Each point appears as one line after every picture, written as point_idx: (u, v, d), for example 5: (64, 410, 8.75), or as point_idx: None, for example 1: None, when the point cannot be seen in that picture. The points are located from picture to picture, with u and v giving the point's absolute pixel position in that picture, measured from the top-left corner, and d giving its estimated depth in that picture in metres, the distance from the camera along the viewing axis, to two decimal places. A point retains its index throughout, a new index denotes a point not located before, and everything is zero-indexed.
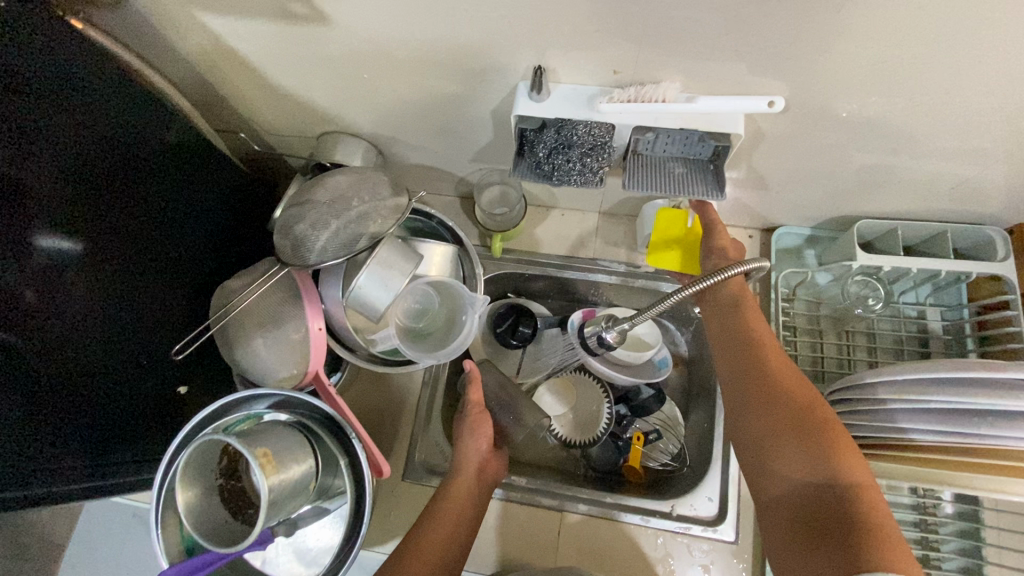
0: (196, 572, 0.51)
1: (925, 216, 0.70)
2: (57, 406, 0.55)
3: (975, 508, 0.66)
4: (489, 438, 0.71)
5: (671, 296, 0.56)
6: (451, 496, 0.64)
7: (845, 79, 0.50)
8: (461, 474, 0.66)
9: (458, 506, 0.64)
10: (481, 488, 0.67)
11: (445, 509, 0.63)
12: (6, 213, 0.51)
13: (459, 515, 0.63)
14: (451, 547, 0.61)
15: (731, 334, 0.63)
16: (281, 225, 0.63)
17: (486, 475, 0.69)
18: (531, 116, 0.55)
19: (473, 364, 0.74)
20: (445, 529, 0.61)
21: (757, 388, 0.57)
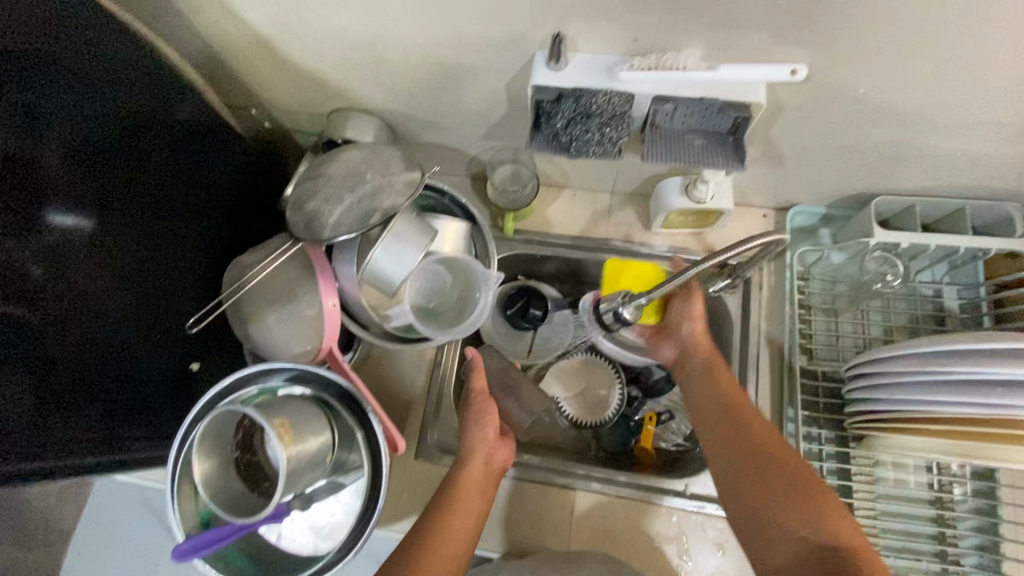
0: (213, 544, 0.50)
1: (943, 191, 0.69)
2: (72, 380, 0.54)
3: (992, 485, 0.65)
4: (495, 427, 0.68)
5: (688, 269, 0.58)
6: (457, 493, 0.63)
7: (872, 46, 0.49)
8: (467, 469, 0.65)
9: (465, 503, 0.62)
10: (489, 481, 0.65)
11: (452, 506, 0.62)
12: (25, 185, 0.49)
13: (467, 512, 0.62)
14: (460, 545, 0.60)
15: (710, 395, 0.68)
16: (294, 201, 0.62)
17: (494, 466, 0.67)
18: (548, 86, 0.54)
19: (474, 350, 0.73)
20: (452, 526, 0.60)
21: (740, 448, 0.61)
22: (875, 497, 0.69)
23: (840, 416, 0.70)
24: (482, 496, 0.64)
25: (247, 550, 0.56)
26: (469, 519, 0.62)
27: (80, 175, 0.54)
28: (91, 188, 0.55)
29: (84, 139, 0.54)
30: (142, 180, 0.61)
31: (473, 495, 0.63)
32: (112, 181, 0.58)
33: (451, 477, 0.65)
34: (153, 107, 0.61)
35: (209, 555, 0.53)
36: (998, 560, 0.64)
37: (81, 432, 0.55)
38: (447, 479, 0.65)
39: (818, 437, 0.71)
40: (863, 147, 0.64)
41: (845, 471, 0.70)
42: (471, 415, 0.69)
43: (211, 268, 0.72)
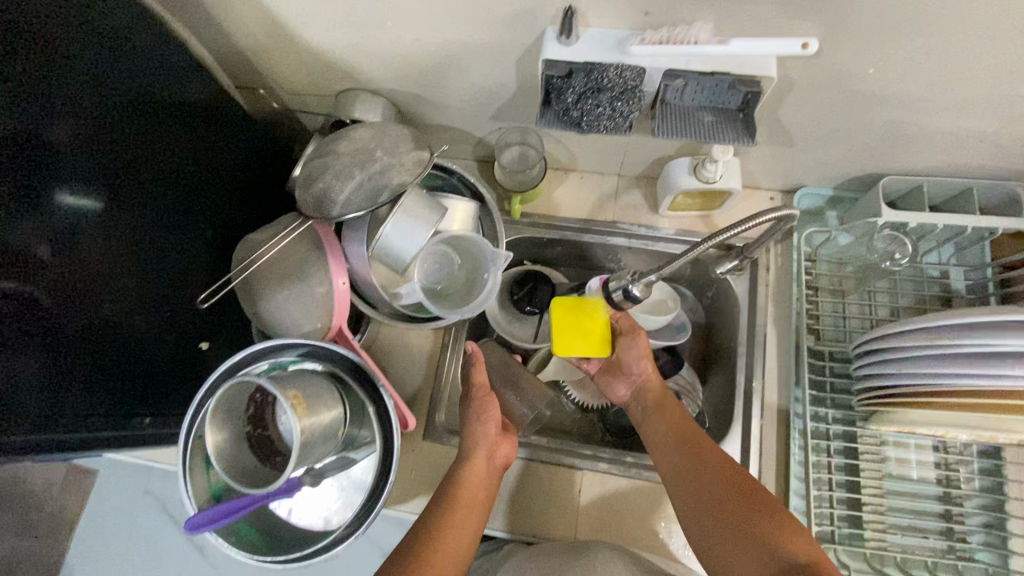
0: (219, 520, 0.50)
1: (952, 171, 0.69)
2: (85, 356, 0.54)
3: (999, 463, 0.66)
4: (497, 421, 0.67)
5: (689, 249, 0.62)
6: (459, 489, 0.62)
7: (883, 20, 0.49)
8: (469, 465, 0.64)
9: (468, 499, 0.61)
10: (491, 477, 0.64)
11: (454, 503, 0.60)
12: (30, 166, 0.48)
13: (469, 508, 0.61)
14: (463, 542, 0.58)
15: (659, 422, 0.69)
16: (304, 179, 0.62)
17: (496, 462, 0.66)
18: (559, 62, 0.55)
19: (473, 346, 0.72)
20: (456, 522, 0.59)
21: (696, 480, 0.60)
22: (881, 476, 0.69)
23: (847, 396, 0.71)
24: (484, 492, 0.63)
25: (259, 525, 0.56)
26: (472, 516, 0.60)
27: (89, 155, 0.54)
28: (100, 169, 0.55)
29: (93, 120, 0.54)
30: (151, 162, 0.61)
31: (476, 492, 0.62)
32: (114, 167, 0.57)
33: (452, 474, 0.63)
34: (161, 89, 0.61)
35: (221, 528, 0.53)
36: (1005, 538, 0.64)
37: (96, 406, 0.56)
38: (448, 476, 0.64)
39: (825, 416, 0.71)
40: (871, 127, 0.64)
41: (852, 451, 0.70)
42: (471, 411, 0.68)
43: (220, 249, 0.73)
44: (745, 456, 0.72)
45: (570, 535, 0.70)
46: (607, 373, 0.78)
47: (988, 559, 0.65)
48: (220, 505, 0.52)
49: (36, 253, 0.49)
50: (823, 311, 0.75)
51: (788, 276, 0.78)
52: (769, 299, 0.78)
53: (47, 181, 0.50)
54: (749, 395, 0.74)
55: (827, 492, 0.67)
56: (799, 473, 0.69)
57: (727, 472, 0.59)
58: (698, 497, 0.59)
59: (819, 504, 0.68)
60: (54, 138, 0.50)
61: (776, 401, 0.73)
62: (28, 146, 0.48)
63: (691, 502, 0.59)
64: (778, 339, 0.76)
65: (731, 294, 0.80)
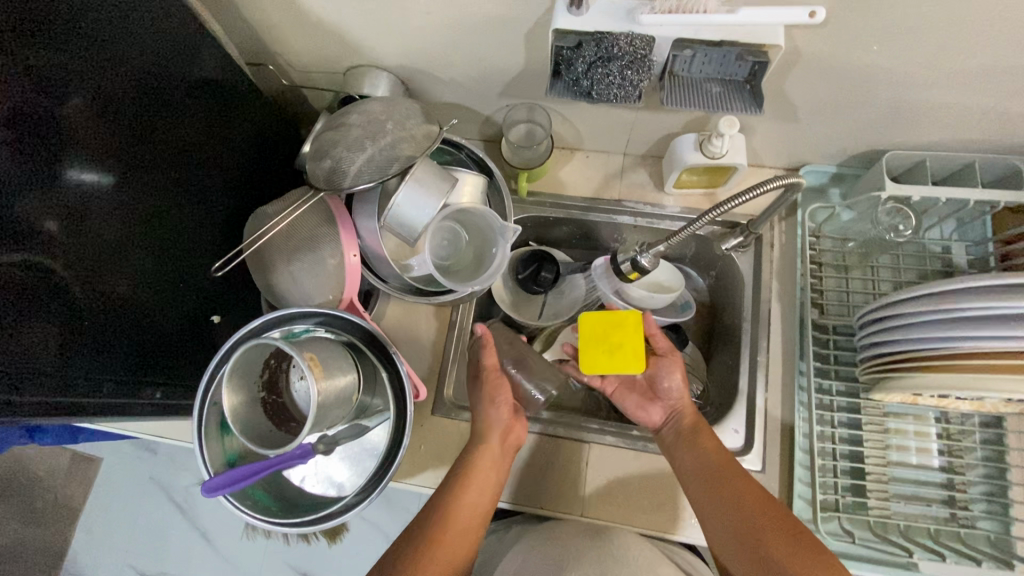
0: (232, 485, 0.51)
1: (955, 145, 0.70)
2: (100, 326, 0.55)
3: (1001, 432, 0.66)
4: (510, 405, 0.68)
5: (705, 215, 0.62)
6: (468, 484, 0.62)
7: None
8: (479, 458, 0.64)
9: (476, 496, 0.62)
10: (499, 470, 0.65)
11: (462, 499, 0.62)
12: (43, 142, 0.49)
13: (477, 506, 0.62)
14: (470, 536, 0.61)
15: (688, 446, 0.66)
16: (315, 152, 0.63)
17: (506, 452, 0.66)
18: (569, 34, 0.56)
19: (484, 328, 0.69)
20: (462, 521, 0.61)
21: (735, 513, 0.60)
22: (885, 446, 0.70)
23: (851, 369, 0.71)
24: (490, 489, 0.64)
25: (271, 490, 0.57)
26: (477, 515, 0.62)
27: (101, 133, 0.54)
28: (110, 145, 0.55)
29: (105, 96, 0.54)
30: (161, 141, 0.61)
31: (484, 491, 0.63)
32: (129, 146, 0.57)
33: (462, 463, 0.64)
34: (175, 66, 0.61)
35: (236, 492, 0.54)
36: (1007, 505, 0.65)
37: (113, 373, 0.56)
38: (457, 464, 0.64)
39: (829, 389, 0.71)
40: (875, 102, 0.65)
41: (856, 422, 0.71)
42: (482, 398, 0.68)
43: (229, 222, 0.73)
44: (749, 427, 0.73)
45: (576, 512, 0.70)
46: (640, 395, 0.75)
47: (990, 527, 0.65)
48: (231, 471, 0.52)
49: (45, 227, 0.49)
50: (827, 286, 0.76)
51: (791, 253, 0.79)
52: (773, 275, 0.78)
53: (58, 158, 0.50)
54: (754, 370, 0.74)
55: (831, 462, 0.67)
56: (804, 445, 0.69)
57: (762, 504, 0.60)
58: (733, 528, 0.60)
59: (824, 474, 0.69)
60: (64, 114, 0.50)
61: (780, 375, 0.74)
62: (34, 120, 0.48)
63: (732, 533, 0.60)
64: (782, 315, 0.77)
65: (735, 271, 0.81)
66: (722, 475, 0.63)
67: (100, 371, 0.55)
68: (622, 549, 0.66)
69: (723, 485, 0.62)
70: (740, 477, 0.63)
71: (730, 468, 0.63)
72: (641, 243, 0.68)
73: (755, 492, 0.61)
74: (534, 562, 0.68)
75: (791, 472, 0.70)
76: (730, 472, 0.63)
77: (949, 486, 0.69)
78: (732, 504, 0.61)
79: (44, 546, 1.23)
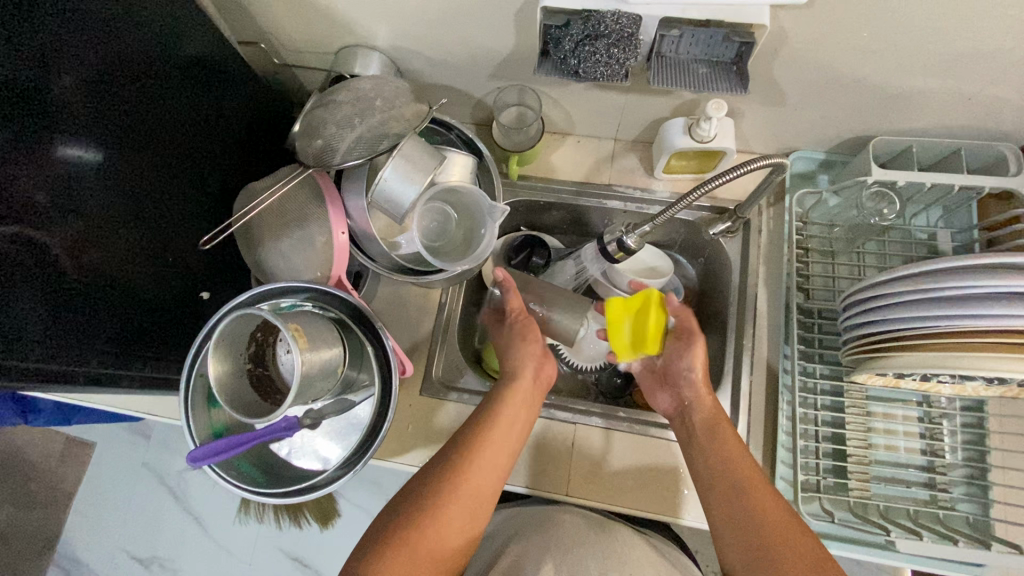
0: (219, 454, 0.52)
1: (941, 131, 0.70)
2: (90, 299, 0.55)
3: (981, 415, 0.67)
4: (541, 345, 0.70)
5: (706, 184, 0.62)
6: (492, 426, 0.61)
7: None
8: (489, 440, 0.60)
9: (473, 484, 0.58)
10: (507, 462, 0.61)
11: (460, 484, 0.57)
12: (33, 115, 0.49)
13: (476, 495, 0.58)
14: (498, 472, 0.60)
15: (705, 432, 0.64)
16: (304, 129, 0.63)
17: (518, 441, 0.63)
18: (559, 12, 0.58)
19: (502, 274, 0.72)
20: (457, 508, 0.56)
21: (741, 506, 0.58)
22: (868, 430, 0.71)
23: (836, 352, 0.72)
24: (490, 480, 0.59)
25: (257, 462, 0.58)
26: (475, 507, 0.57)
27: (90, 106, 0.54)
28: (100, 120, 0.55)
29: (95, 71, 0.54)
30: (152, 117, 0.61)
31: (484, 481, 0.58)
32: (120, 123, 0.57)
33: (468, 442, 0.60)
34: (167, 42, 0.61)
35: (222, 462, 0.55)
36: (986, 487, 0.66)
37: (103, 344, 0.57)
38: (462, 441, 0.60)
39: (813, 372, 0.72)
40: (862, 88, 0.65)
41: (839, 405, 0.72)
42: (515, 347, 0.70)
43: (219, 199, 0.73)
44: (733, 409, 0.73)
45: (560, 491, 0.70)
46: (655, 379, 0.74)
47: (969, 509, 0.67)
48: (220, 441, 0.53)
49: (32, 198, 0.49)
50: (813, 271, 0.77)
51: (779, 239, 0.80)
52: (760, 260, 0.79)
53: (48, 131, 0.50)
54: (740, 354, 0.75)
55: (814, 443, 0.68)
56: (787, 428, 0.70)
57: (769, 503, 0.58)
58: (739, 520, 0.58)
59: (806, 456, 0.69)
60: (52, 87, 0.50)
61: (765, 358, 0.75)
62: (22, 93, 0.47)
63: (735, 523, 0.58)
64: (769, 299, 0.77)
65: (724, 256, 0.82)
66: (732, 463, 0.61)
67: (89, 343, 0.55)
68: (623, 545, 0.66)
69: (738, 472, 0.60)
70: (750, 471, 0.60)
71: (743, 461, 0.61)
72: (626, 224, 0.69)
73: (763, 487, 0.59)
74: (518, 540, 0.68)
75: (773, 453, 0.71)
76: (743, 466, 0.60)
77: (930, 469, 0.69)
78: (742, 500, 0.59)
79: (34, 525, 1.23)
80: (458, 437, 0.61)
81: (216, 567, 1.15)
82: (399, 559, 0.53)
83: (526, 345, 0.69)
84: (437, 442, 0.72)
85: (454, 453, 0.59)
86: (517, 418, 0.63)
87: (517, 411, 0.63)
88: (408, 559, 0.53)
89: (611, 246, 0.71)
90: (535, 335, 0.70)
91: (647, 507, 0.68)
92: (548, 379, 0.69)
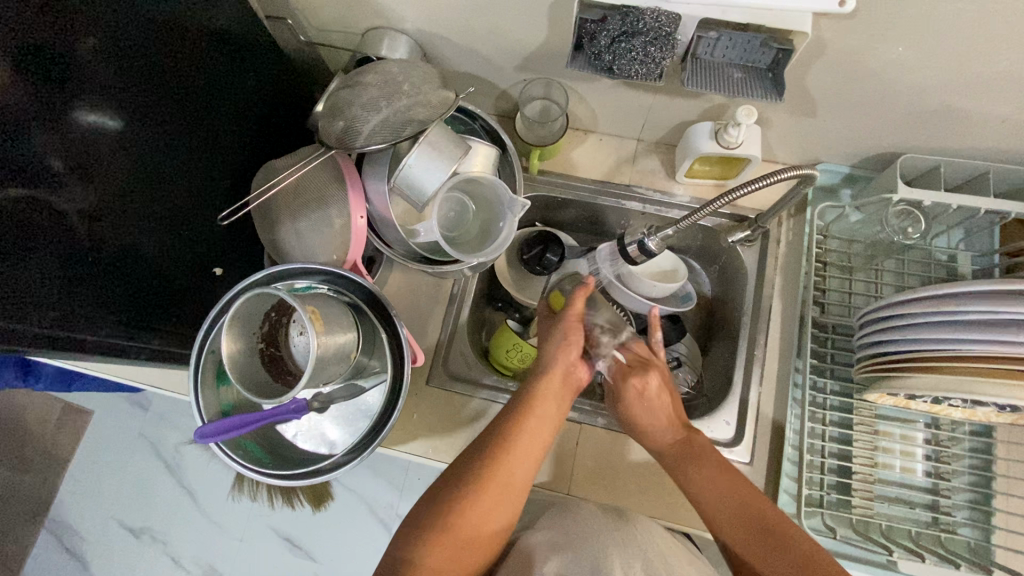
0: (229, 432, 0.52)
1: (970, 153, 0.69)
2: (99, 268, 0.54)
3: (989, 441, 0.67)
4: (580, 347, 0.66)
5: (729, 191, 0.62)
6: (523, 425, 0.59)
7: None
8: (521, 435, 0.58)
9: (505, 479, 0.56)
10: (537, 455, 0.59)
11: (493, 478, 0.56)
12: (51, 76, 0.47)
13: (506, 489, 0.56)
14: (528, 470, 0.58)
15: (713, 481, 0.58)
16: (328, 109, 0.62)
17: (549, 434, 0.61)
18: (594, 6, 0.58)
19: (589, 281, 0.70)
20: (491, 500, 0.55)
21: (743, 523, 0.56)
22: (874, 448, 0.70)
23: (847, 369, 0.71)
24: (522, 474, 0.58)
25: (262, 442, 0.58)
26: (507, 499, 0.56)
27: (110, 72, 0.52)
28: (120, 87, 0.54)
29: (117, 34, 0.52)
30: (176, 87, 0.60)
31: (516, 475, 0.57)
32: (140, 91, 0.56)
33: (500, 433, 0.58)
34: (195, 12, 0.60)
35: (228, 440, 0.55)
36: (989, 513, 0.66)
37: (112, 313, 0.56)
38: (491, 434, 0.59)
39: (823, 386, 0.72)
40: (895, 104, 0.64)
41: (847, 422, 0.71)
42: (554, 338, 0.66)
43: (238, 175, 0.72)
44: (741, 419, 0.73)
45: (562, 490, 0.70)
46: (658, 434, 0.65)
47: (970, 533, 0.66)
48: (228, 419, 0.53)
49: (47, 163, 0.48)
50: (830, 286, 0.76)
51: (798, 251, 0.79)
52: (777, 270, 0.78)
53: (67, 94, 0.49)
54: (751, 364, 0.74)
55: (820, 458, 0.67)
56: (794, 441, 0.69)
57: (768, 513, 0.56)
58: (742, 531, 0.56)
59: (811, 470, 0.69)
60: (75, 48, 0.49)
61: (775, 369, 0.74)
62: (42, 53, 0.46)
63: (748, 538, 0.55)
64: (783, 310, 0.76)
65: (739, 264, 0.81)
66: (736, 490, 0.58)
67: (97, 312, 0.54)
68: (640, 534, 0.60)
69: (732, 486, 0.58)
70: (726, 471, 0.59)
71: (734, 482, 0.58)
72: (649, 226, 0.68)
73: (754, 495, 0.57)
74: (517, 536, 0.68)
75: (778, 464, 0.70)
76: (733, 484, 0.58)
77: (934, 491, 0.69)
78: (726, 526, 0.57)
79: (27, 488, 1.23)
80: (486, 430, 0.60)
81: (208, 541, 1.15)
82: (438, 550, 0.52)
83: (570, 346, 0.65)
84: (441, 432, 0.72)
85: (483, 447, 0.58)
86: (547, 411, 0.61)
87: (547, 404, 0.61)
88: (446, 550, 0.52)
89: (632, 248, 0.71)
90: (577, 339, 0.66)
91: (649, 512, 0.68)
92: (580, 382, 0.66)
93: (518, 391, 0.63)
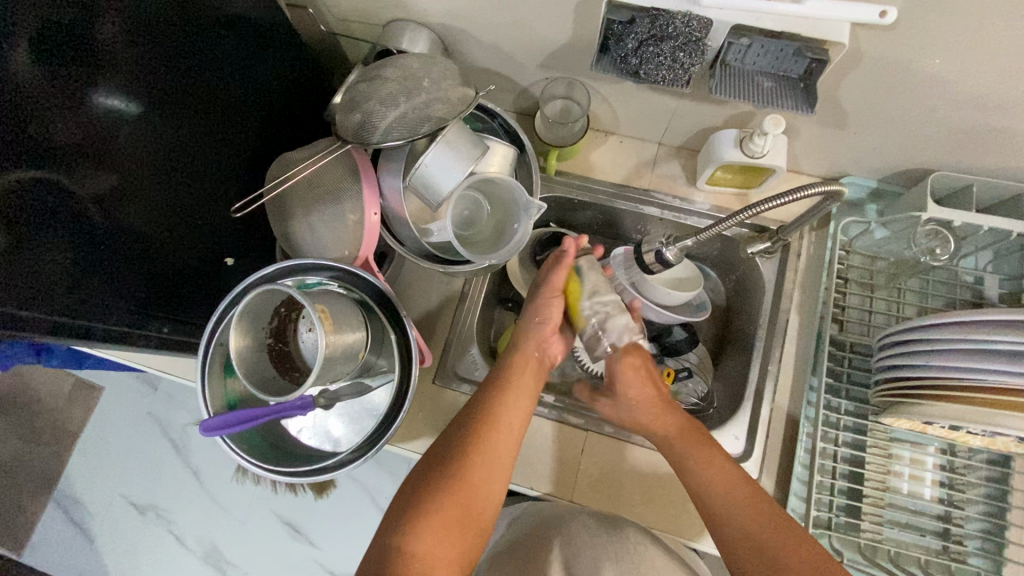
0: (237, 426, 0.52)
1: (1005, 175, 0.67)
2: (109, 254, 0.53)
3: (1006, 471, 0.65)
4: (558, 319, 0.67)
5: (749, 210, 0.61)
6: (501, 402, 0.59)
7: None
8: (502, 410, 0.59)
9: (489, 455, 0.56)
10: (520, 432, 0.60)
11: (477, 453, 0.56)
12: (70, 57, 0.47)
13: (490, 467, 0.56)
14: (511, 449, 0.58)
15: (715, 487, 0.57)
16: (345, 102, 0.61)
17: (529, 411, 0.61)
18: (623, 8, 0.56)
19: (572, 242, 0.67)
20: (476, 474, 0.55)
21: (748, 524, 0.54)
22: (885, 471, 0.69)
23: (863, 389, 0.70)
24: (505, 453, 0.58)
25: (266, 437, 0.58)
26: (491, 476, 0.56)
27: (128, 55, 0.52)
28: (139, 72, 0.53)
29: (137, 17, 0.52)
30: (193, 75, 0.60)
31: (499, 453, 0.57)
32: (158, 77, 0.56)
33: (480, 411, 0.59)
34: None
35: (233, 434, 0.55)
36: (1002, 544, 0.64)
37: (123, 303, 0.56)
38: (472, 412, 0.59)
39: (837, 407, 0.70)
40: (930, 120, 0.62)
41: (860, 444, 0.69)
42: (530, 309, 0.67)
43: (253, 167, 0.72)
44: (751, 435, 0.71)
45: (565, 497, 0.69)
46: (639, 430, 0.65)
47: (980, 564, 0.65)
48: (234, 413, 0.53)
49: (62, 146, 0.48)
50: (849, 303, 0.74)
51: (818, 265, 0.77)
52: (796, 285, 0.76)
53: (86, 76, 0.49)
54: (765, 378, 0.73)
55: (830, 479, 0.66)
56: (805, 460, 0.68)
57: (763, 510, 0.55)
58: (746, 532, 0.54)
59: (820, 491, 0.67)
60: (95, 31, 0.48)
61: (789, 386, 0.72)
62: (63, 34, 0.46)
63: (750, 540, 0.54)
64: (800, 325, 0.75)
65: (757, 276, 0.80)
66: (733, 494, 0.56)
67: (108, 299, 0.54)
68: (643, 547, 0.59)
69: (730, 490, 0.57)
70: (710, 463, 0.58)
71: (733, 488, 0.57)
72: (667, 235, 0.68)
73: (744, 492, 0.56)
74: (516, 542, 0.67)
75: (786, 483, 0.69)
76: (733, 491, 0.56)
77: (946, 519, 0.67)
78: (726, 530, 0.55)
79: (32, 462, 1.24)
80: (469, 409, 0.59)
81: (211, 523, 1.17)
82: (427, 534, 0.51)
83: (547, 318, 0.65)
84: None
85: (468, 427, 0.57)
86: (527, 387, 0.62)
87: (524, 379, 0.62)
88: (439, 531, 0.51)
89: (648, 256, 0.70)
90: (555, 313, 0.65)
91: (652, 522, 0.67)
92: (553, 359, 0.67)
93: (495, 371, 0.64)
